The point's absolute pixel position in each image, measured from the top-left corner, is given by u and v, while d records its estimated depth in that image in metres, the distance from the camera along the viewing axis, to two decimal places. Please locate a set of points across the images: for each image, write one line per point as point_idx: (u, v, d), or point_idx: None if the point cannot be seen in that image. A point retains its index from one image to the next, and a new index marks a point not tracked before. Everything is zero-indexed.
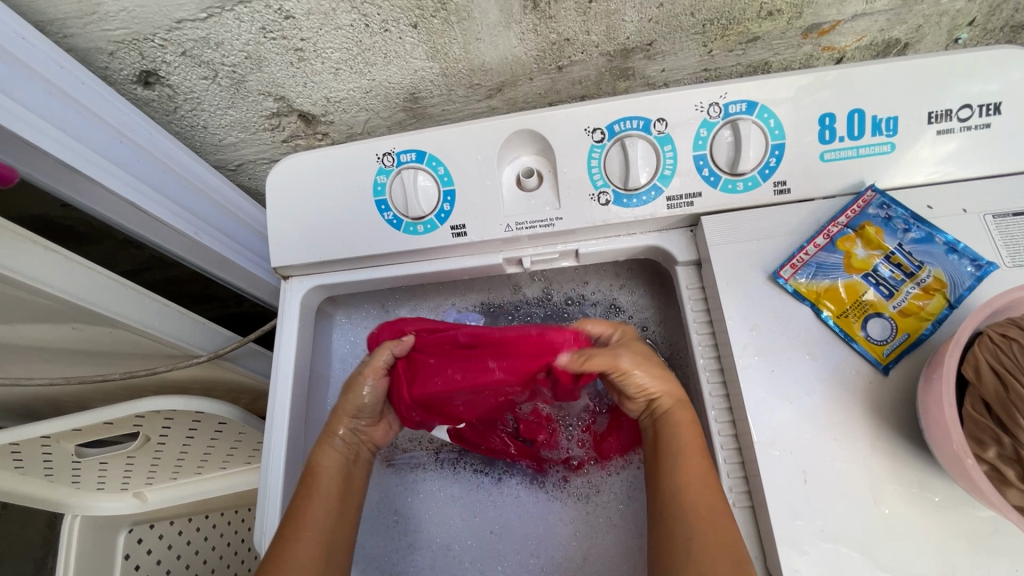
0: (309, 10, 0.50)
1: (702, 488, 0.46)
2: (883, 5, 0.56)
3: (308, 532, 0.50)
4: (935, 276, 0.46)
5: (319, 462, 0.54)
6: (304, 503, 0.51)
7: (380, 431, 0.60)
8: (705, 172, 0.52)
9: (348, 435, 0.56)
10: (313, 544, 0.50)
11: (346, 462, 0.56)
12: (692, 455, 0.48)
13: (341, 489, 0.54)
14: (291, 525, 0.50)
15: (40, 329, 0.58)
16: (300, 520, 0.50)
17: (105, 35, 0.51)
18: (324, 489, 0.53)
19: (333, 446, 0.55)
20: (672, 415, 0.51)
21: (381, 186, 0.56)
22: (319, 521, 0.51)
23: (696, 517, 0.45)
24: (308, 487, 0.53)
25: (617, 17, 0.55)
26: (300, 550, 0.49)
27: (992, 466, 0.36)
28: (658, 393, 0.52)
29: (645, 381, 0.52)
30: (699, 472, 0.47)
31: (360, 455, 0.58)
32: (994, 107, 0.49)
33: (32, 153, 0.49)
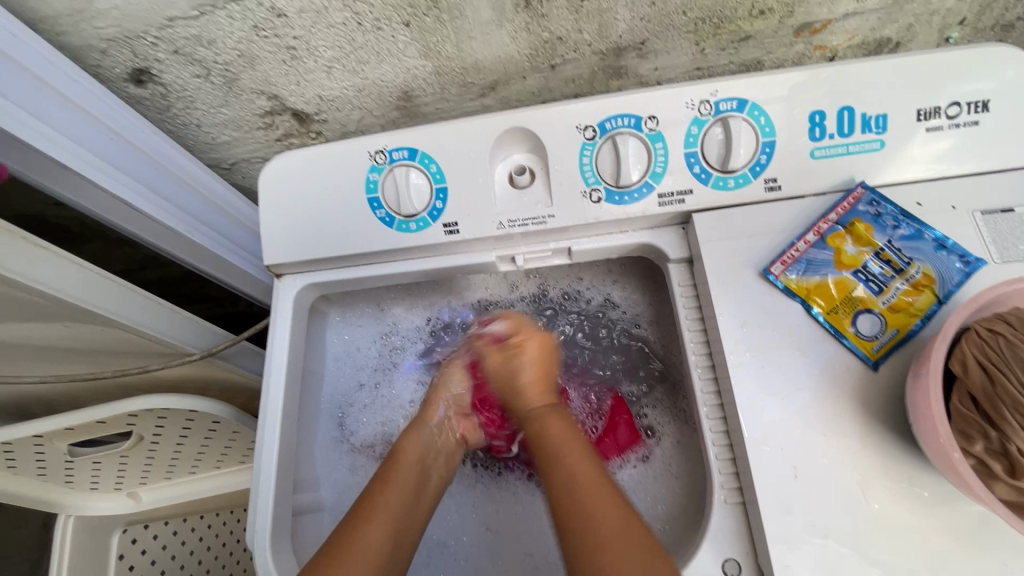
0: (301, 9, 0.51)
1: (597, 478, 0.46)
2: (872, 5, 0.56)
3: (377, 520, 0.48)
4: (923, 272, 0.46)
5: (403, 448, 0.54)
6: (380, 487, 0.51)
7: (471, 428, 0.59)
8: (697, 170, 0.52)
9: (437, 424, 0.56)
10: (381, 531, 0.48)
11: (427, 454, 0.55)
12: (572, 451, 0.48)
13: (417, 482, 0.53)
14: (364, 508, 0.49)
15: (31, 327, 0.58)
16: (373, 504, 0.49)
17: (97, 33, 0.51)
18: (402, 478, 0.52)
19: (420, 433, 0.55)
20: (548, 417, 0.51)
21: (373, 184, 0.56)
22: (392, 511, 0.50)
23: (587, 509, 0.44)
24: (386, 472, 0.52)
25: (608, 16, 0.55)
26: (369, 535, 0.47)
27: (979, 461, 0.36)
28: (532, 398, 0.53)
29: (525, 384, 0.54)
30: (589, 466, 0.47)
31: (444, 450, 0.56)
32: (982, 104, 0.49)
33: (21, 151, 0.49)
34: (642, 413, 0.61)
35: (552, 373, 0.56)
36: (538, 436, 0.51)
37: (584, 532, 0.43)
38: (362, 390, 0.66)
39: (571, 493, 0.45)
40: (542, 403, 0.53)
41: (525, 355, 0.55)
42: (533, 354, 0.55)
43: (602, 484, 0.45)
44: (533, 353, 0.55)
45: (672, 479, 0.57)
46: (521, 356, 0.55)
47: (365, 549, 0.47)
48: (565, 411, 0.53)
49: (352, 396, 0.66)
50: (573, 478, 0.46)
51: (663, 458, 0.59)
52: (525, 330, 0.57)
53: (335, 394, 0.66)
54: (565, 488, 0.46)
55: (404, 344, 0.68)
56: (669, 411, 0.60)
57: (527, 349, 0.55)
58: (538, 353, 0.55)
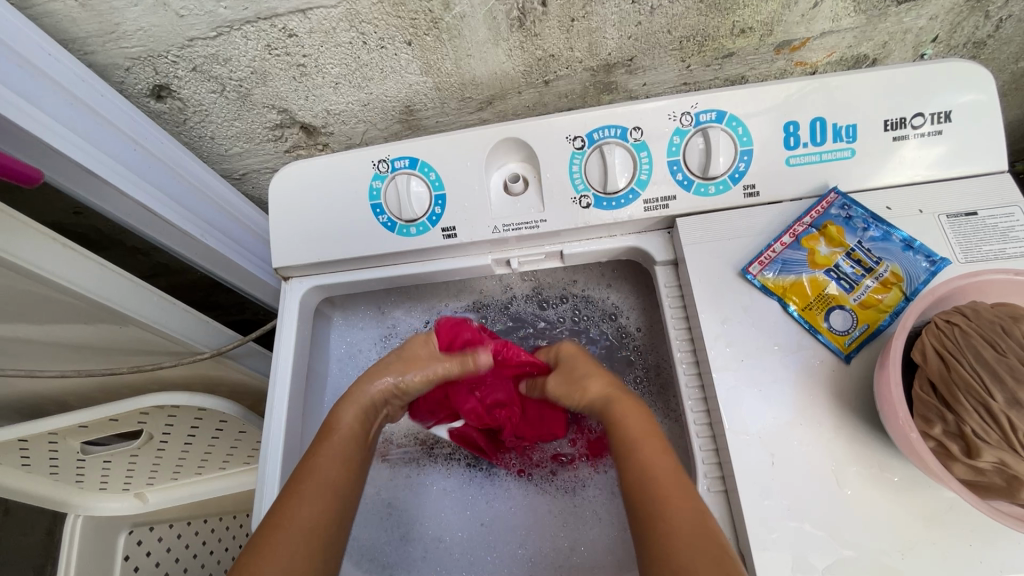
0: (311, 29, 0.55)
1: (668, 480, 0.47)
2: (848, 24, 0.60)
3: (315, 491, 0.51)
4: (892, 271, 0.49)
5: (339, 418, 0.57)
6: (318, 460, 0.53)
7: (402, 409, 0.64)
8: (679, 177, 0.55)
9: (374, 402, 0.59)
10: (317, 502, 0.50)
11: (360, 425, 0.58)
12: (647, 443, 0.50)
13: (354, 450, 0.56)
14: (303, 479, 0.51)
15: (54, 326, 0.62)
16: (312, 474, 0.52)
17: (122, 52, 0.55)
18: (338, 449, 0.55)
19: (356, 406, 0.58)
20: (615, 412, 0.54)
21: (376, 191, 0.60)
22: (331, 481, 0.52)
23: (668, 508, 0.45)
24: (322, 444, 0.54)
25: (598, 35, 0.59)
26: (309, 505, 0.50)
27: (938, 443, 0.38)
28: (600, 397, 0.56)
29: (591, 387, 0.57)
30: (660, 463, 0.48)
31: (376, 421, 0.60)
32: (945, 115, 0.53)
33: (50, 156, 0.53)
34: None
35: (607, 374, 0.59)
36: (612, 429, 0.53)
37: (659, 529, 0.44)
38: None
39: (644, 484, 0.47)
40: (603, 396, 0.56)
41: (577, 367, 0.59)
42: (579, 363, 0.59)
43: (677, 478, 0.47)
44: (570, 363, 0.60)
45: None
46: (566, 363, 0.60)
47: (303, 519, 0.49)
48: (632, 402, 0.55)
49: None
50: (644, 473, 0.48)
51: None
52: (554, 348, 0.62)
53: (337, 393, 0.69)
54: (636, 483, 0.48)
55: None
56: (661, 410, 0.63)
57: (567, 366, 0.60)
58: (580, 362, 0.60)
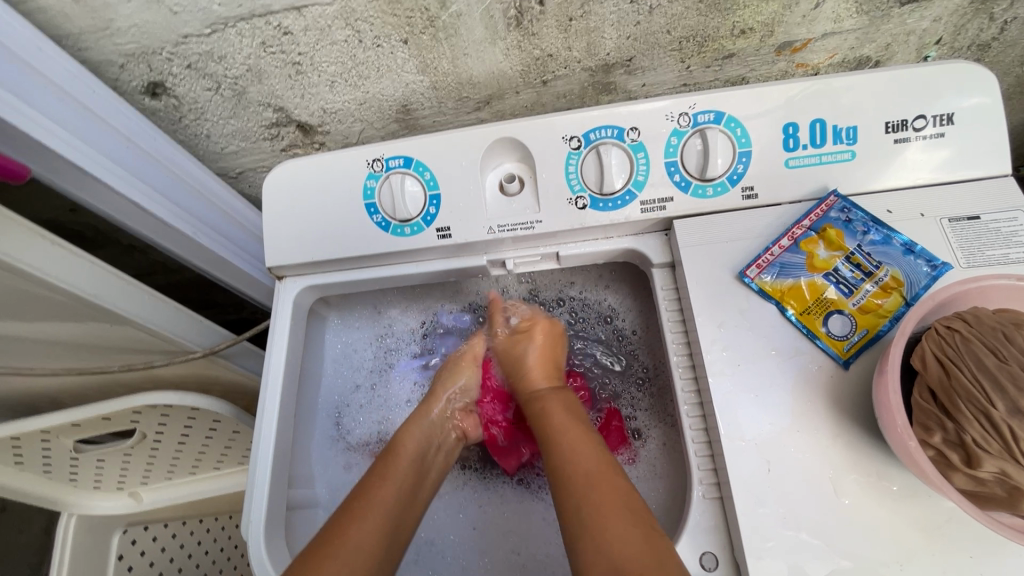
0: (306, 27, 0.54)
1: (594, 458, 0.48)
2: (849, 25, 0.59)
3: (369, 517, 0.49)
4: (892, 275, 0.48)
5: (401, 442, 0.56)
6: (376, 482, 0.52)
7: (471, 424, 0.63)
8: (677, 179, 0.55)
9: (438, 417, 0.60)
10: (373, 527, 0.49)
11: (425, 447, 0.57)
12: (572, 428, 0.52)
13: (414, 474, 0.55)
14: (361, 502, 0.50)
15: (45, 324, 0.62)
16: (370, 497, 0.51)
17: (116, 48, 0.55)
18: (400, 472, 0.54)
19: (419, 427, 0.58)
20: (553, 395, 0.56)
21: (370, 191, 0.59)
22: (387, 504, 0.51)
23: (589, 479, 0.46)
24: (385, 467, 0.54)
25: (596, 34, 0.58)
26: (364, 529, 0.48)
27: (937, 452, 0.37)
28: (538, 379, 0.58)
29: (528, 352, 0.60)
30: (581, 440, 0.50)
31: (440, 446, 0.59)
32: (947, 117, 0.52)
33: (41, 153, 0.53)
34: (632, 415, 0.63)
35: (558, 362, 0.61)
36: (541, 416, 0.55)
37: (578, 510, 0.44)
38: (359, 391, 0.68)
39: (573, 468, 0.48)
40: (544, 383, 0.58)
41: (533, 342, 0.60)
42: (541, 340, 0.60)
43: (609, 467, 0.47)
44: (544, 340, 0.61)
45: (657, 483, 0.59)
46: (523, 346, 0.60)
47: (357, 545, 0.47)
48: (569, 394, 0.57)
49: (348, 395, 0.68)
50: (574, 453, 0.49)
51: (650, 458, 0.60)
52: (532, 319, 0.63)
53: (332, 394, 0.68)
54: (565, 464, 0.48)
55: (400, 345, 0.70)
56: (657, 413, 0.62)
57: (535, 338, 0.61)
58: (544, 340, 0.61)
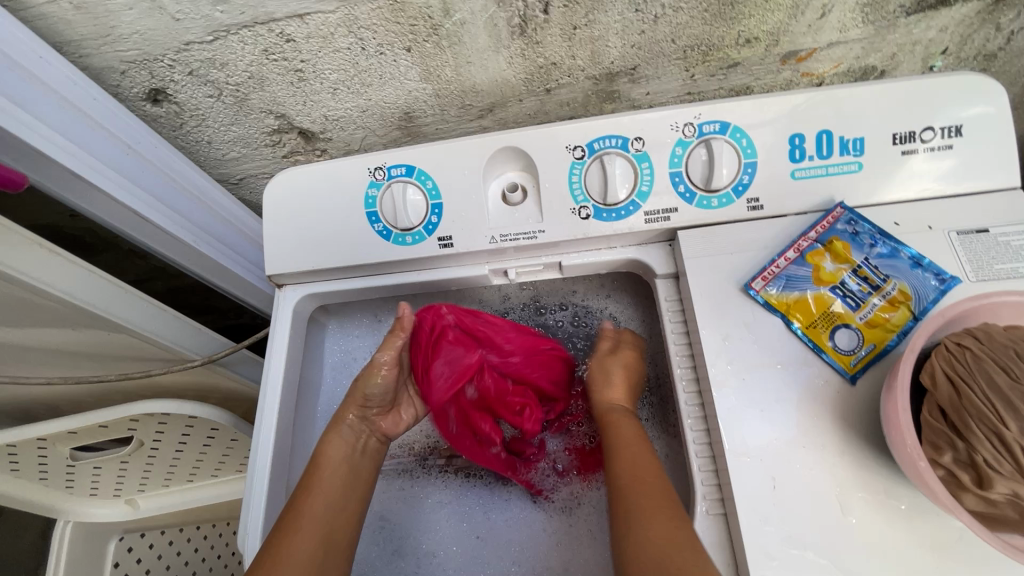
0: (309, 34, 0.54)
1: (650, 468, 0.48)
2: (855, 35, 0.59)
3: (310, 522, 0.51)
4: (900, 289, 0.47)
5: (323, 452, 0.56)
6: (304, 494, 0.53)
7: (387, 422, 0.63)
8: (681, 190, 0.54)
9: (353, 425, 0.59)
10: (308, 538, 0.51)
11: (348, 454, 0.58)
12: (636, 442, 0.51)
13: (345, 475, 0.56)
14: (291, 513, 0.52)
15: (43, 331, 0.61)
16: (298, 509, 0.52)
17: (117, 55, 0.54)
18: (326, 481, 0.55)
19: (339, 436, 0.58)
20: (619, 415, 0.55)
21: (372, 200, 0.59)
22: (319, 514, 0.52)
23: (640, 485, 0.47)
24: (310, 481, 0.55)
25: (600, 43, 0.58)
26: (298, 542, 0.50)
27: (947, 471, 0.36)
28: (615, 396, 0.57)
29: (614, 382, 0.58)
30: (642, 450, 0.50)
31: (365, 445, 0.60)
32: (956, 129, 0.51)
33: (36, 159, 0.52)
34: None
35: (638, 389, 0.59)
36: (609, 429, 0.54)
37: (631, 505, 0.46)
38: None
39: (634, 473, 0.48)
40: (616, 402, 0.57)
41: (616, 371, 0.58)
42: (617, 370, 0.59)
43: (658, 473, 0.48)
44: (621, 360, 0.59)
45: None
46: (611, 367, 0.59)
47: (295, 557, 0.49)
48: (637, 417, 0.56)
49: None
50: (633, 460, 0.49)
51: None
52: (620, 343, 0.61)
53: (331, 403, 0.67)
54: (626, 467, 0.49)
55: None
56: (659, 425, 0.61)
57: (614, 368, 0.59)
58: (630, 366, 0.59)
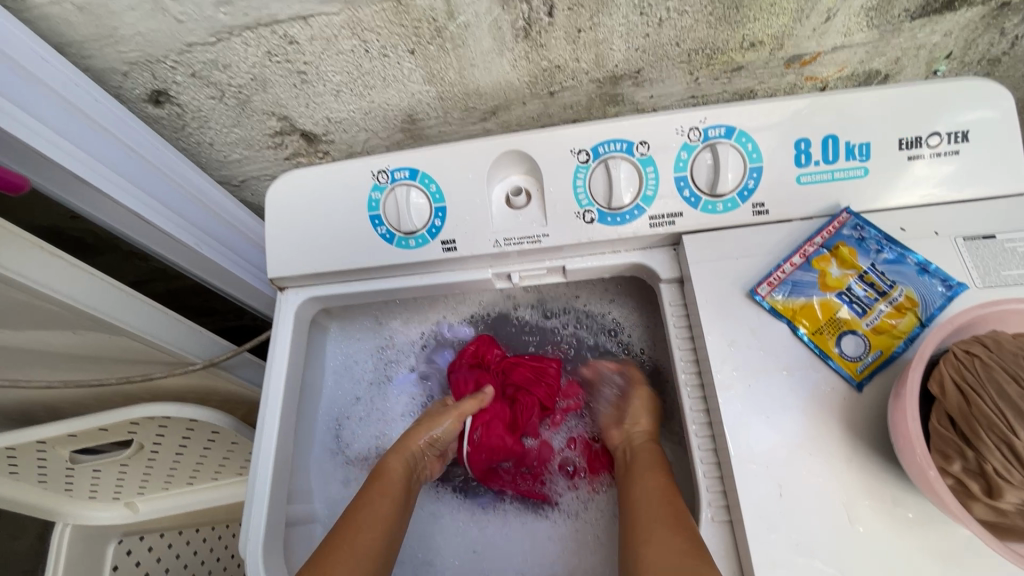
0: (312, 36, 0.53)
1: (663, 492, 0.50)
2: (860, 39, 0.59)
3: (371, 527, 0.52)
4: (906, 295, 0.47)
5: (388, 465, 0.58)
6: (374, 497, 0.55)
7: (434, 466, 0.64)
8: (687, 194, 0.54)
9: (418, 455, 0.60)
10: (371, 538, 0.52)
11: (411, 475, 0.59)
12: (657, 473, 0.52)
13: (404, 493, 0.57)
14: (359, 513, 0.53)
15: (43, 334, 0.61)
16: (366, 509, 0.54)
17: (119, 56, 0.54)
18: (392, 490, 0.56)
19: (408, 453, 0.59)
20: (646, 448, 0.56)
21: (375, 203, 0.59)
22: (386, 519, 0.54)
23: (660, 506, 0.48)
24: (376, 487, 0.56)
25: (605, 46, 0.58)
26: (366, 537, 0.51)
27: (957, 480, 0.36)
28: (640, 428, 0.59)
29: (637, 419, 0.60)
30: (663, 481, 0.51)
31: (417, 477, 0.60)
32: (961, 134, 0.51)
33: (39, 162, 0.52)
34: None
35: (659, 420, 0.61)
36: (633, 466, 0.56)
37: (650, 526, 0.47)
38: (359, 403, 0.68)
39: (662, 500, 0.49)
40: (645, 432, 0.58)
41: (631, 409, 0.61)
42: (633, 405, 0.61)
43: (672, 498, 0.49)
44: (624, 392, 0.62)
45: None
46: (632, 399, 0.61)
47: (361, 550, 0.50)
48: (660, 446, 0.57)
49: (349, 408, 0.67)
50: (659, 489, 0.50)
51: None
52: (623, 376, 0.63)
53: (332, 406, 0.67)
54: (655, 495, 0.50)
55: (401, 357, 0.69)
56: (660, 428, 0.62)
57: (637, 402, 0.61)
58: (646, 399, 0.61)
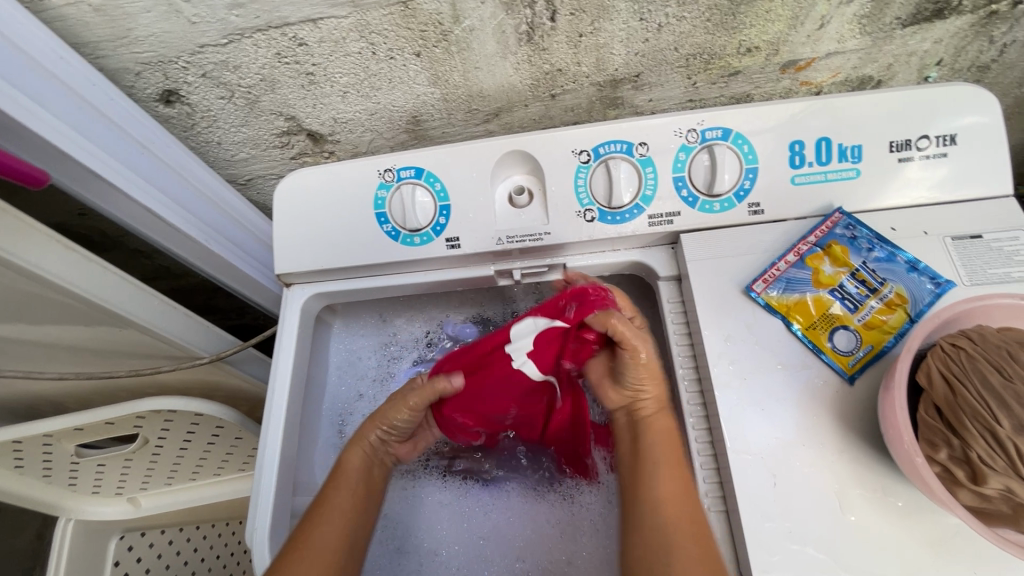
0: (321, 39, 0.55)
1: (679, 491, 0.50)
2: (853, 45, 0.60)
3: (332, 523, 0.55)
4: (897, 292, 0.49)
5: (346, 459, 0.58)
6: (330, 491, 0.57)
7: (403, 449, 0.62)
8: (684, 194, 0.56)
9: (376, 444, 0.60)
10: (333, 532, 0.54)
11: (371, 465, 0.60)
12: (666, 459, 0.51)
13: (365, 486, 0.59)
14: (318, 511, 0.55)
15: (54, 327, 0.62)
16: (325, 506, 0.55)
17: (133, 57, 0.55)
18: (350, 483, 0.58)
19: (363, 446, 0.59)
20: (654, 418, 0.54)
21: (381, 201, 0.60)
22: (343, 512, 0.56)
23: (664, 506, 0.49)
24: (336, 480, 0.58)
25: (605, 51, 0.59)
26: (325, 534, 0.54)
27: (943, 468, 0.38)
28: (646, 394, 0.55)
29: (646, 383, 0.55)
30: (674, 476, 0.50)
31: (380, 463, 0.61)
32: (950, 138, 0.53)
33: (59, 160, 0.53)
34: None
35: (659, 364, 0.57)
36: (643, 434, 0.54)
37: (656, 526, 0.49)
38: (362, 400, 0.68)
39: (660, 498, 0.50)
40: (653, 398, 0.55)
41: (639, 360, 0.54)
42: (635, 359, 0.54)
43: (685, 495, 0.49)
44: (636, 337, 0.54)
45: None
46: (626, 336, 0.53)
47: (318, 549, 0.53)
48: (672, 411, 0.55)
49: (352, 403, 0.68)
50: (664, 487, 0.50)
51: None
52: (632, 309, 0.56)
53: (336, 402, 0.68)
54: (669, 488, 0.50)
55: (403, 353, 0.70)
56: None
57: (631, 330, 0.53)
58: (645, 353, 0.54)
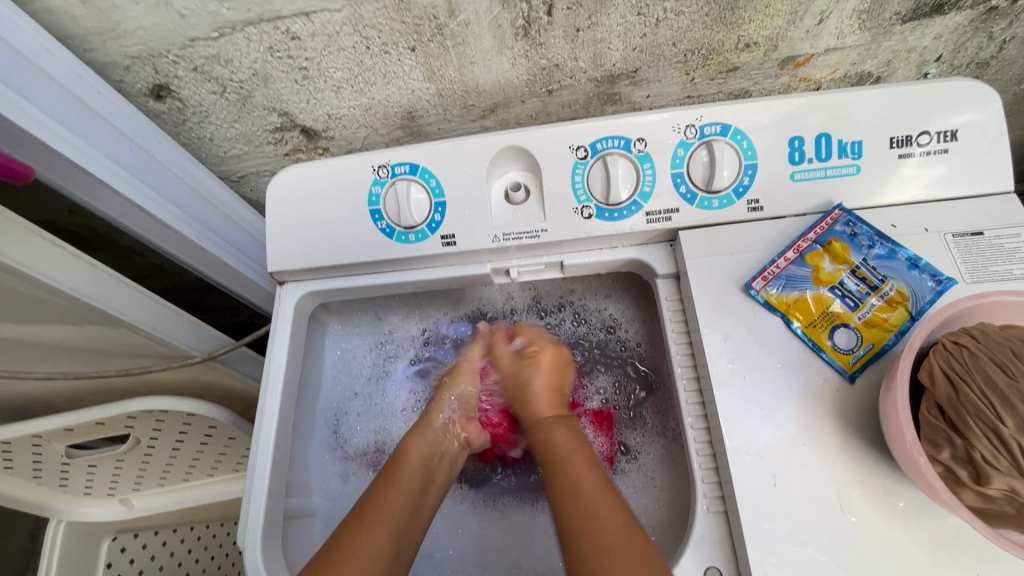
0: (314, 32, 0.54)
1: (600, 491, 0.49)
2: (853, 41, 0.60)
3: (378, 525, 0.50)
4: (898, 289, 0.48)
5: (405, 449, 0.57)
6: (384, 489, 0.53)
7: (473, 433, 0.62)
8: (683, 190, 0.55)
9: (441, 426, 0.60)
10: (379, 537, 0.50)
11: (430, 454, 0.58)
12: (580, 460, 0.52)
13: (422, 481, 0.56)
14: (367, 510, 0.51)
15: (42, 326, 0.61)
16: (375, 506, 0.52)
17: (122, 50, 0.54)
18: (406, 479, 0.55)
19: (424, 436, 0.58)
20: (556, 425, 0.57)
21: (376, 198, 0.59)
22: (393, 514, 0.52)
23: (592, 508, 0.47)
24: (391, 475, 0.55)
25: (603, 45, 0.58)
26: (371, 539, 0.49)
27: (946, 468, 0.37)
28: (544, 407, 0.59)
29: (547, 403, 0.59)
30: (592, 478, 0.50)
31: (448, 447, 0.60)
32: (951, 134, 0.52)
33: (46, 155, 0.52)
34: (629, 428, 0.62)
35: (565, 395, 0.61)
36: (547, 444, 0.56)
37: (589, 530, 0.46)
38: (357, 399, 0.68)
39: (583, 497, 0.49)
40: (555, 414, 0.58)
41: (541, 367, 0.60)
42: (546, 368, 0.60)
43: (607, 494, 0.48)
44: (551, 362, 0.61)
45: (659, 492, 0.58)
46: (546, 357, 0.61)
47: (366, 554, 0.48)
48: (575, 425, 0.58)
49: (348, 403, 0.67)
50: (579, 481, 0.50)
51: (650, 472, 0.60)
52: (539, 343, 0.62)
53: (330, 401, 0.67)
54: (585, 490, 0.49)
55: (399, 352, 0.69)
56: (658, 426, 0.61)
57: (551, 348, 0.62)
58: (552, 367, 0.61)
